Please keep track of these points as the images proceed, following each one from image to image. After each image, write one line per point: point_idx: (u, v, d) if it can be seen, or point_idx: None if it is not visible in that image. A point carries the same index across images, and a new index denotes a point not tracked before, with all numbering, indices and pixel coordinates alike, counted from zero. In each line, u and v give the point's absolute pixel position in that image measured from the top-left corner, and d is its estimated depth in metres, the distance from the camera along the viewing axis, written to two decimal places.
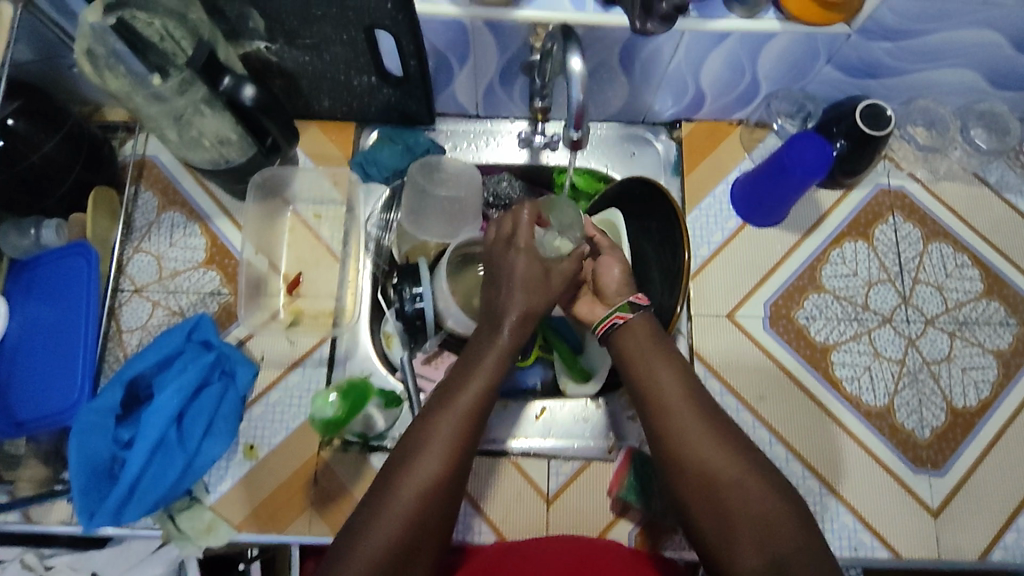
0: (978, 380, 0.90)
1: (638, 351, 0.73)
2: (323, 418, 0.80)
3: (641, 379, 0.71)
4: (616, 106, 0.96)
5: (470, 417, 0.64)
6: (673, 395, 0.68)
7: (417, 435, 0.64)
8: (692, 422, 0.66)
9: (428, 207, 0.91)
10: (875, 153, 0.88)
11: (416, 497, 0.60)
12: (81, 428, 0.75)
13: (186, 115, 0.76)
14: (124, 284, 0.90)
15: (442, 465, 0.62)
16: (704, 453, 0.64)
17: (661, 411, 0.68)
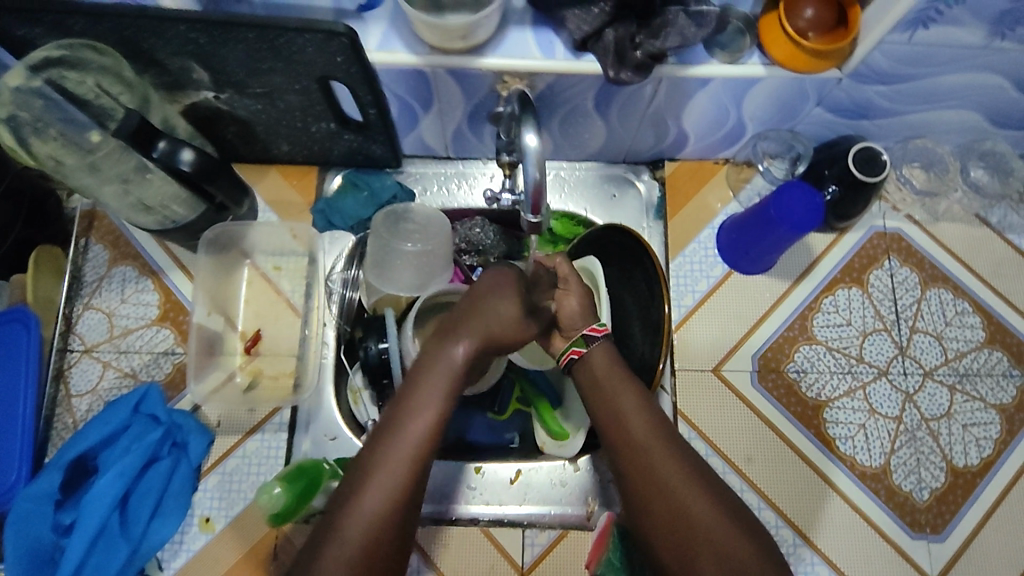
0: (980, 437, 0.85)
1: (607, 380, 0.69)
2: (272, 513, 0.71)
3: (610, 412, 0.67)
4: (593, 147, 0.91)
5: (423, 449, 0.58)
6: (644, 430, 0.65)
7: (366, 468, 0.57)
8: (663, 461, 0.62)
9: (393, 260, 0.84)
10: (871, 196, 0.83)
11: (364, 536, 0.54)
12: (17, 518, 0.72)
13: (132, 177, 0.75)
14: (74, 343, 0.85)
15: (394, 501, 0.56)
16: (678, 493, 0.60)
17: (630, 449, 0.64)
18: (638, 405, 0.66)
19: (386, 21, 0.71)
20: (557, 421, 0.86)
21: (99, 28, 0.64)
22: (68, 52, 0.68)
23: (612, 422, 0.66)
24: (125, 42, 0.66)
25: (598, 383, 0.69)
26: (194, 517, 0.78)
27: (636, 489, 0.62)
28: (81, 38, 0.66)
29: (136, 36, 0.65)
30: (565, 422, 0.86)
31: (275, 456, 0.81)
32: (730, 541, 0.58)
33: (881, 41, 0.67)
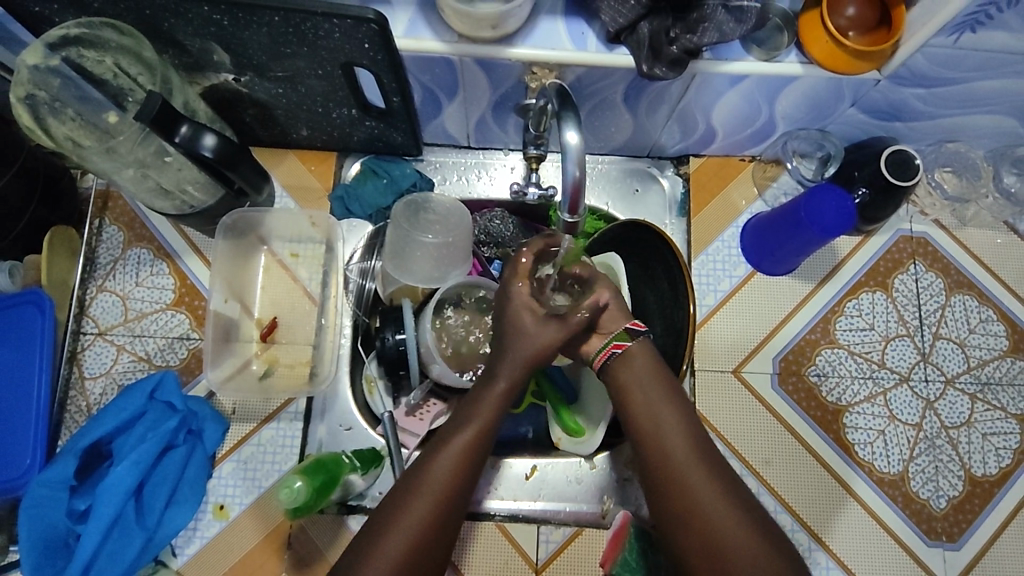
0: (1000, 446, 0.85)
1: (648, 379, 0.68)
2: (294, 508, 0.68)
3: (646, 425, 0.66)
4: (619, 140, 0.89)
5: (471, 464, 0.64)
6: (681, 446, 0.64)
7: (414, 479, 0.62)
8: (700, 482, 0.61)
9: (413, 251, 0.83)
10: (902, 199, 0.82)
11: (410, 543, 0.59)
12: (31, 504, 0.71)
13: (149, 164, 0.73)
14: (87, 326, 0.84)
15: (440, 505, 0.61)
16: (710, 517, 0.59)
17: (665, 471, 0.63)
18: (674, 421, 0.65)
19: (413, 6, 0.69)
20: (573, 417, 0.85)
21: (118, 7, 0.63)
22: (86, 30, 0.67)
23: (648, 438, 0.65)
24: (147, 22, 0.65)
25: (637, 375, 0.68)
26: (207, 504, 0.78)
27: (670, 508, 0.61)
28: (100, 16, 0.65)
29: (156, 15, 0.64)
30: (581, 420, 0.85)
31: (290, 446, 0.81)
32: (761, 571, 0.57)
33: (925, 44, 0.65)
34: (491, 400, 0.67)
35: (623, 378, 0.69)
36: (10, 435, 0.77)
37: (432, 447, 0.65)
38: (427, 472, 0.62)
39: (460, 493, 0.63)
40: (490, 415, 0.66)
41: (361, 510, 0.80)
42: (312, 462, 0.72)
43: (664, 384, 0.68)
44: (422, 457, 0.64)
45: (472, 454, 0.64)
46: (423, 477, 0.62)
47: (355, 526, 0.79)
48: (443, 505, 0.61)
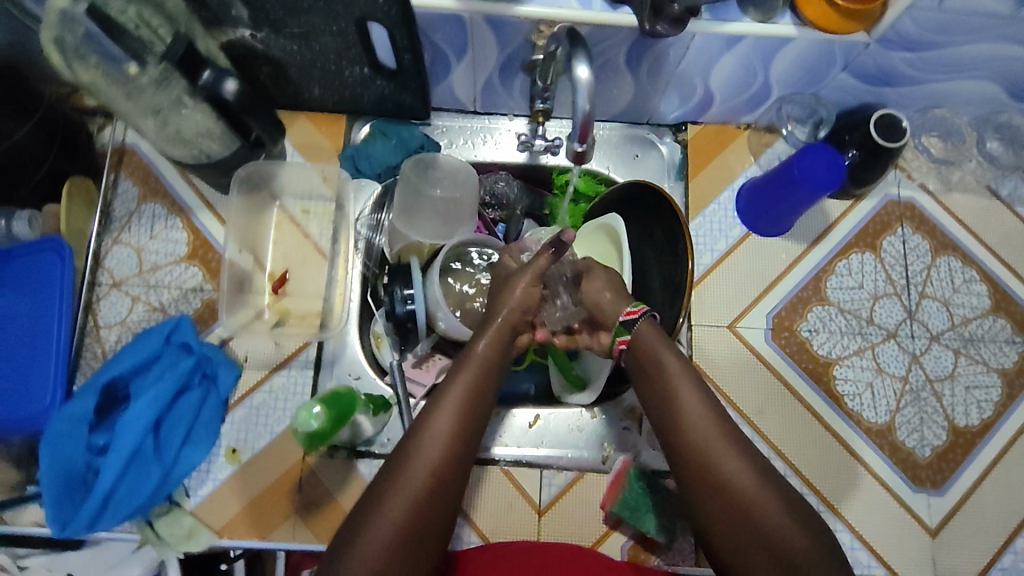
0: (981, 399, 0.89)
1: (660, 347, 0.71)
2: (306, 432, 0.70)
3: (669, 400, 0.69)
4: (620, 105, 0.92)
5: (459, 431, 0.67)
6: (705, 421, 0.67)
7: (412, 444, 0.66)
8: (725, 456, 0.65)
9: (422, 206, 0.88)
10: (889, 161, 0.86)
11: (411, 507, 0.62)
12: (53, 437, 0.73)
13: (164, 110, 0.76)
14: (102, 277, 0.86)
15: (436, 469, 0.65)
16: (734, 486, 0.64)
17: (690, 440, 0.67)
18: (695, 396, 0.69)
19: None
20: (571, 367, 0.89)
21: None
22: None
23: (671, 413, 0.69)
24: None
25: (650, 347, 0.72)
26: (221, 446, 0.81)
27: (697, 478, 0.66)
28: None
29: None
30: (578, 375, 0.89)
31: (301, 392, 0.84)
32: (788, 535, 0.62)
33: (913, 5, 0.69)
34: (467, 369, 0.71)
35: (641, 352, 0.72)
36: (32, 375, 0.79)
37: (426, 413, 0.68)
38: (424, 439, 0.66)
39: (458, 460, 0.66)
40: (470, 385, 0.70)
41: (371, 454, 0.83)
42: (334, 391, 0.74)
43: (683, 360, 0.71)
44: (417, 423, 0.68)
45: (466, 421, 0.68)
46: (422, 443, 0.66)
47: (365, 470, 0.82)
48: (438, 469, 0.65)
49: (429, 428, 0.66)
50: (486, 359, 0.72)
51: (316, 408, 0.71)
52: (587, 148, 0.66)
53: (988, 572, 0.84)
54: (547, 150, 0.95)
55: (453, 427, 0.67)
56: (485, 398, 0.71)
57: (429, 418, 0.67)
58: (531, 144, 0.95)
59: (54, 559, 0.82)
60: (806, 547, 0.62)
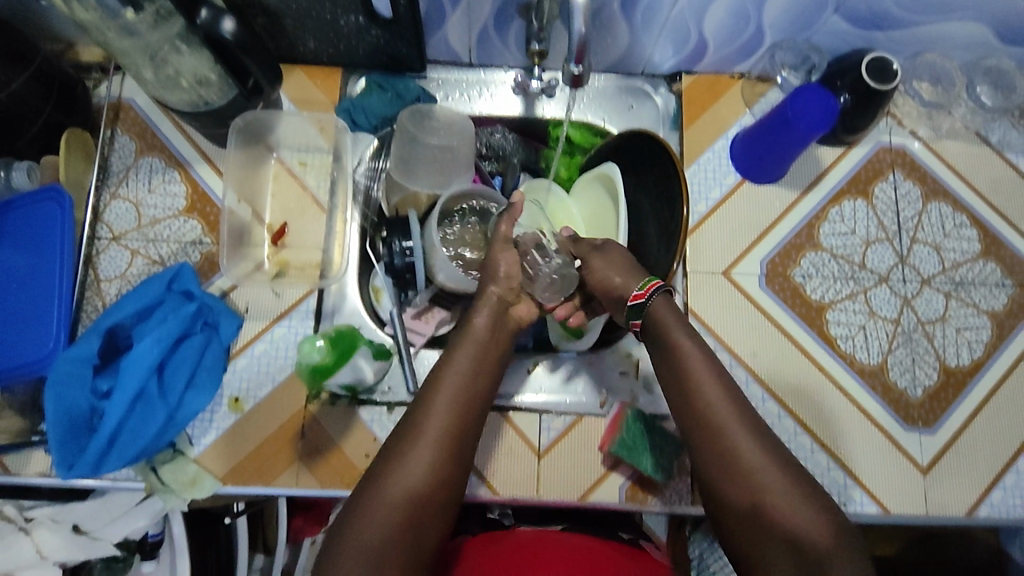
0: (972, 340, 0.90)
1: (673, 328, 0.72)
2: (309, 365, 0.80)
3: (689, 386, 0.69)
4: (615, 56, 0.93)
5: (463, 412, 0.67)
6: (723, 404, 0.67)
7: (414, 426, 0.66)
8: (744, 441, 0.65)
9: (418, 156, 0.88)
10: (880, 106, 0.87)
11: (413, 488, 0.62)
12: (57, 380, 0.73)
13: (162, 52, 0.75)
14: (101, 231, 0.86)
15: (440, 449, 0.65)
16: (753, 472, 0.64)
17: (710, 425, 0.67)
18: (715, 378, 0.69)
19: None
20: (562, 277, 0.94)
21: None
22: None
23: (692, 398, 0.68)
24: None
25: (664, 327, 0.73)
26: (223, 396, 0.82)
27: (715, 463, 0.66)
28: None
29: None
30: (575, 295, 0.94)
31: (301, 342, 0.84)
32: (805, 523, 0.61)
33: None
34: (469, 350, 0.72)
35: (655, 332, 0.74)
36: (34, 322, 0.79)
37: (425, 396, 0.68)
38: (430, 419, 0.66)
39: (460, 442, 0.66)
40: (473, 366, 0.71)
41: (371, 402, 0.84)
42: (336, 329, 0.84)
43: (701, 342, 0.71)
44: (417, 406, 0.68)
45: (470, 404, 0.68)
46: (425, 424, 0.66)
47: (367, 416, 0.83)
48: (443, 450, 0.65)
49: (431, 412, 0.66)
50: (479, 338, 0.73)
51: (319, 343, 0.81)
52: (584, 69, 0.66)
53: (979, 507, 0.85)
54: (544, 92, 0.94)
55: (454, 408, 0.67)
56: (487, 381, 0.71)
57: (429, 402, 0.67)
58: (527, 87, 0.94)
59: (61, 510, 0.84)
60: (825, 534, 0.61)
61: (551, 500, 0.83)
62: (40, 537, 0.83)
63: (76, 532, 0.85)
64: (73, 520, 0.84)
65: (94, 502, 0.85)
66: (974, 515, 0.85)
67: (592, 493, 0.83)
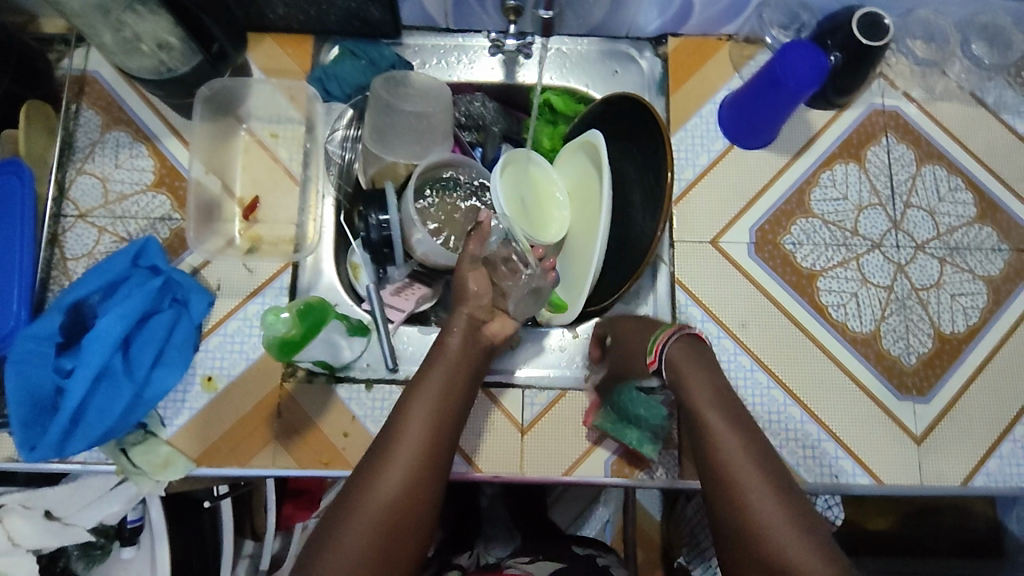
0: (967, 306, 0.88)
1: (682, 365, 0.70)
2: (276, 337, 0.71)
3: (695, 418, 0.67)
4: (597, 18, 0.91)
5: (437, 426, 0.66)
6: (717, 418, 0.65)
7: (383, 453, 0.64)
8: (747, 474, 0.61)
9: (395, 124, 0.85)
10: (872, 65, 0.84)
11: (386, 511, 0.61)
12: (18, 358, 0.71)
13: (117, 12, 0.72)
14: (67, 208, 0.83)
15: (416, 466, 0.63)
16: (754, 507, 0.59)
17: (711, 457, 0.63)
18: (709, 393, 0.67)
19: None
20: (550, 229, 0.90)
21: None
22: None
23: (697, 431, 0.66)
24: None
25: (677, 374, 0.70)
26: (196, 374, 0.79)
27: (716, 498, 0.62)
28: None
29: None
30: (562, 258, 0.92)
31: None
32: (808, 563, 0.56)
33: None
34: (445, 363, 0.70)
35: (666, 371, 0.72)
36: None
37: (397, 423, 0.66)
38: (405, 434, 0.64)
39: (432, 470, 0.64)
40: (448, 379, 0.69)
41: (350, 379, 0.81)
42: (305, 300, 0.75)
43: (709, 372, 0.69)
44: (387, 433, 0.66)
45: (443, 419, 0.66)
46: (399, 440, 0.64)
47: (345, 394, 0.81)
48: (416, 468, 0.63)
49: (402, 440, 0.64)
50: (453, 356, 0.70)
51: (285, 314, 0.72)
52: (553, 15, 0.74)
53: (974, 477, 0.83)
54: (521, 53, 0.92)
55: (426, 435, 0.65)
56: (461, 395, 0.69)
57: (405, 416, 0.66)
58: (503, 46, 0.91)
59: (32, 496, 0.82)
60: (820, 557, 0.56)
61: (535, 476, 0.81)
62: (11, 524, 0.82)
63: (48, 518, 0.83)
64: (45, 506, 0.82)
65: (66, 488, 0.82)
66: (969, 485, 0.83)
67: (576, 468, 0.81)
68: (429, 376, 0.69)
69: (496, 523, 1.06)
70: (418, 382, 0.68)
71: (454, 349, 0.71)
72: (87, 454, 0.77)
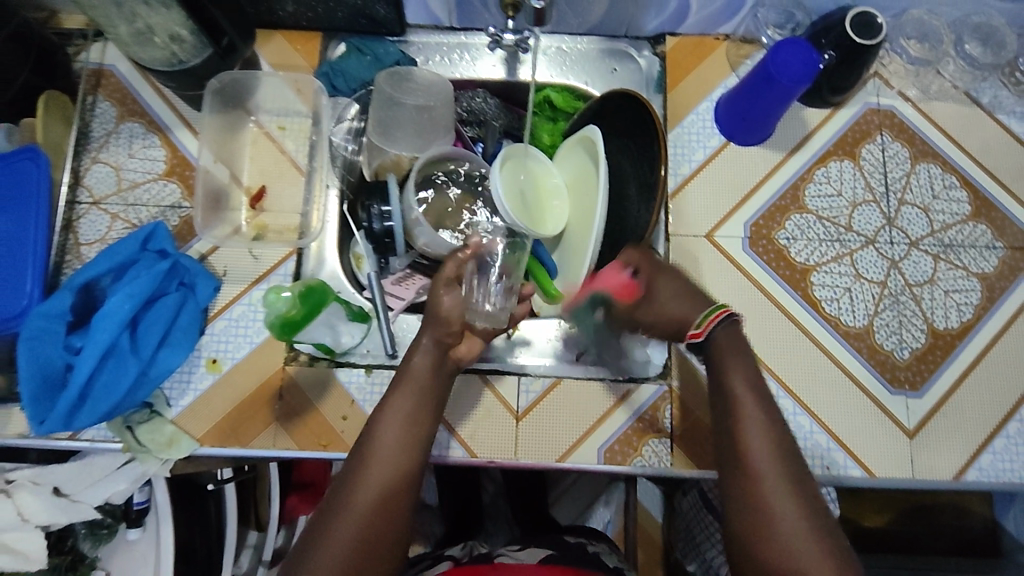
0: (961, 302, 0.88)
1: (725, 356, 0.67)
2: (277, 315, 0.76)
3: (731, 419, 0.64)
4: (596, 16, 0.92)
5: (408, 442, 0.66)
6: (752, 411, 0.63)
7: (354, 474, 0.64)
8: (770, 476, 0.60)
9: (398, 118, 0.88)
10: (864, 65, 0.85)
11: (360, 529, 0.61)
12: (30, 335, 0.74)
13: (133, 5, 0.75)
14: (82, 195, 0.86)
15: (388, 484, 0.63)
16: (772, 515, 0.59)
17: (736, 447, 0.62)
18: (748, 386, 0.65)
19: None
20: (547, 226, 0.91)
21: None
22: None
23: (730, 434, 0.63)
24: None
25: (718, 360, 0.67)
26: (201, 357, 0.82)
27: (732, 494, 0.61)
28: None
29: None
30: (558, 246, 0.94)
31: None
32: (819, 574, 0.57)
33: None
34: (413, 378, 0.69)
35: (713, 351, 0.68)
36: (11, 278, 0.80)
37: (369, 438, 0.66)
38: (376, 453, 0.65)
39: (404, 488, 0.64)
40: (415, 394, 0.69)
41: (350, 364, 0.83)
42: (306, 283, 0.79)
43: (752, 382, 0.65)
44: (359, 447, 0.66)
45: (413, 434, 0.66)
46: (371, 459, 0.64)
47: (345, 378, 0.83)
48: (389, 486, 0.63)
49: (372, 456, 0.64)
50: (420, 376, 0.69)
51: (286, 293, 0.77)
52: (544, 5, 0.77)
53: (966, 472, 0.84)
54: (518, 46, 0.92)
55: (398, 448, 0.65)
56: (431, 409, 0.69)
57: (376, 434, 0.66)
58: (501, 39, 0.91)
59: (41, 473, 0.84)
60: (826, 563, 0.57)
61: (529, 462, 0.82)
62: (21, 499, 0.83)
63: (57, 494, 0.85)
64: (54, 483, 0.85)
65: (74, 465, 0.85)
66: (961, 479, 0.84)
67: (569, 455, 0.83)
68: (397, 392, 0.68)
69: (497, 519, 1.08)
70: (387, 399, 0.68)
71: (421, 366, 0.70)
72: (95, 432, 0.80)
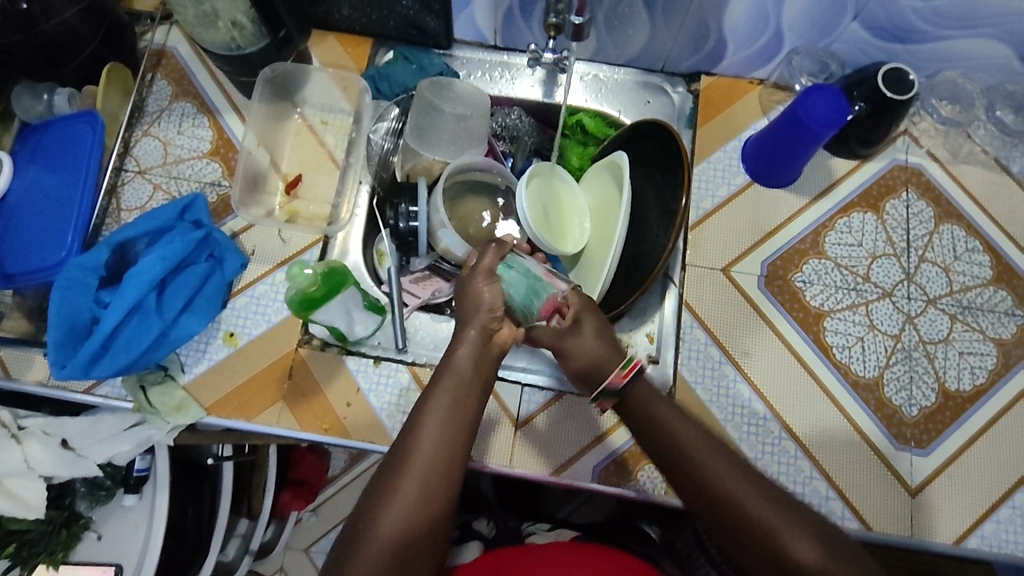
0: (975, 366, 0.87)
1: (644, 412, 0.69)
2: (298, 290, 0.79)
3: (718, 498, 0.62)
4: (635, 48, 0.95)
5: (448, 439, 0.63)
6: (704, 445, 0.64)
7: (390, 476, 0.61)
8: (754, 509, 0.60)
9: (436, 125, 0.92)
10: (895, 120, 0.86)
11: (396, 538, 0.59)
12: (64, 284, 0.79)
13: None
14: (129, 164, 0.90)
15: (425, 486, 0.61)
16: (775, 539, 0.59)
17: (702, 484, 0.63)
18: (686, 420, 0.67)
19: None
20: (568, 242, 0.93)
21: None
22: None
23: (717, 497, 0.62)
24: None
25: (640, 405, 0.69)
26: (219, 329, 0.85)
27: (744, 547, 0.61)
28: None
29: None
30: (576, 265, 0.95)
31: None
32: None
33: None
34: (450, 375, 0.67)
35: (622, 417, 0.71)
36: (56, 229, 0.85)
37: (405, 439, 0.63)
38: (411, 456, 0.62)
39: (443, 486, 0.61)
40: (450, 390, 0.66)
41: (360, 353, 0.85)
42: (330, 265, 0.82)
43: (693, 424, 0.67)
44: (394, 454, 0.63)
45: (452, 432, 0.64)
46: (404, 461, 0.61)
47: (353, 366, 0.84)
48: (426, 486, 0.61)
49: (406, 470, 0.61)
50: (462, 374, 0.67)
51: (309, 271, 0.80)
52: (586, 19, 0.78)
53: (967, 539, 0.81)
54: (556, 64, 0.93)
55: (436, 445, 0.62)
56: (471, 407, 0.66)
57: (413, 431, 0.63)
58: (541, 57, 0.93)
59: (53, 423, 0.85)
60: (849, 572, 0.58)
61: (524, 472, 0.82)
62: (29, 448, 0.83)
63: (64, 447, 0.85)
64: (63, 435, 0.85)
65: (84, 420, 0.85)
66: (961, 546, 0.81)
67: (565, 470, 0.82)
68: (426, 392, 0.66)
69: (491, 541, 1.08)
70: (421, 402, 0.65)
71: (464, 360, 0.68)
72: (109, 389, 0.82)
